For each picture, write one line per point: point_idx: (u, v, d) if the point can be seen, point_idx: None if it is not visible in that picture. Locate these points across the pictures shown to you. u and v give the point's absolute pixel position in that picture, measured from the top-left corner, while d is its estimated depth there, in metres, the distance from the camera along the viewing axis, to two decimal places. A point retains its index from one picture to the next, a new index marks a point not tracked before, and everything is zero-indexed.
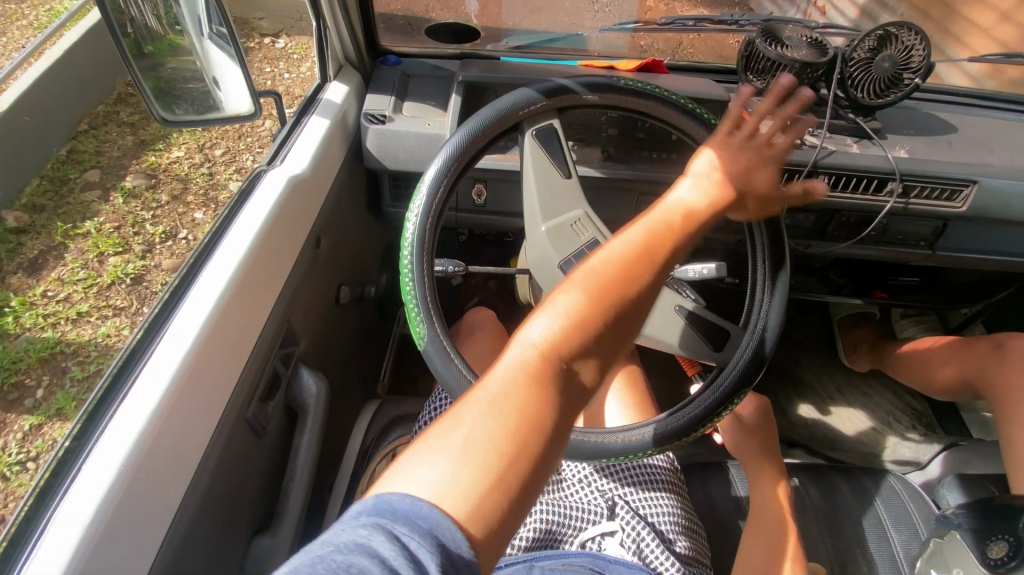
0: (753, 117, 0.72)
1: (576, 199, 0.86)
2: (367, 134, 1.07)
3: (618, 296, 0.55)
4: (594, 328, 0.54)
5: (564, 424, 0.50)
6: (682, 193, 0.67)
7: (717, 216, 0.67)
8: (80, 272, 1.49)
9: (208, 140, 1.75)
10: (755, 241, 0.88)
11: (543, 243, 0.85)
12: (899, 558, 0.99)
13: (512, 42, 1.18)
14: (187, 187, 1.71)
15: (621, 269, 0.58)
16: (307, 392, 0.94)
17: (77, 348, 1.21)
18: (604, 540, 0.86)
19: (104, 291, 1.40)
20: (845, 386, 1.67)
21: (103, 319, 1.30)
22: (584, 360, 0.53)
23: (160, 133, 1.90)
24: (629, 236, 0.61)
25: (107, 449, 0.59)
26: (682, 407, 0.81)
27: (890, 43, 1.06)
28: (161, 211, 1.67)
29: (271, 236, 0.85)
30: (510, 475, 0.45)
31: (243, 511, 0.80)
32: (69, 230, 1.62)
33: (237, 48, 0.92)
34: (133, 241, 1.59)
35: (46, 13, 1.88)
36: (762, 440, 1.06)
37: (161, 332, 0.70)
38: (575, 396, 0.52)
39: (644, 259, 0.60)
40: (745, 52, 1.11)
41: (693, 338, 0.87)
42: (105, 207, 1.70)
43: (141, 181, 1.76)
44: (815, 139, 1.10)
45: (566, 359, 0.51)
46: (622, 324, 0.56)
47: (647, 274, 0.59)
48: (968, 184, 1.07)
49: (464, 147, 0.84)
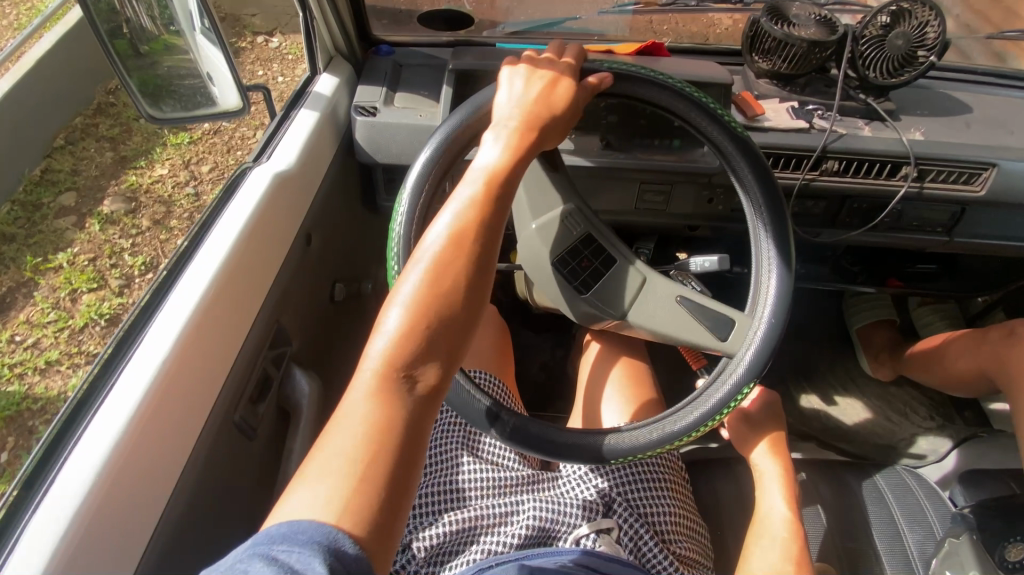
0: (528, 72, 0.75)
1: (561, 193, 0.87)
2: (356, 126, 1.04)
3: (437, 286, 0.61)
4: (435, 306, 0.60)
5: (420, 418, 0.56)
6: (486, 155, 0.71)
7: (526, 160, 0.71)
8: (50, 313, 1.53)
9: (193, 156, 1.80)
10: (758, 250, 0.81)
11: (533, 241, 0.87)
12: (912, 557, 0.94)
13: (507, 28, 1.13)
14: (169, 211, 1.74)
15: (450, 248, 0.64)
16: (300, 393, 0.92)
17: (46, 400, 1.23)
18: (599, 538, 0.81)
19: (77, 334, 1.43)
20: (859, 377, 1.63)
21: (75, 364, 1.33)
22: (422, 354, 0.58)
23: (142, 147, 1.93)
24: (453, 211, 0.66)
25: (84, 457, 0.58)
26: (679, 411, 0.77)
27: (903, 20, 1.01)
28: (143, 239, 1.66)
29: (256, 234, 0.83)
30: (371, 480, 0.50)
31: (234, 515, 0.79)
32: (39, 264, 1.67)
33: (225, 43, 0.88)
34: (109, 275, 1.58)
35: (26, 11, 1.96)
36: (770, 439, 1.01)
37: (141, 335, 0.68)
38: (421, 391, 0.57)
39: (474, 230, 0.65)
40: (750, 33, 1.06)
41: (697, 331, 0.83)
42: (80, 236, 1.74)
43: (119, 206, 1.79)
44: (825, 122, 1.05)
45: (405, 362, 0.57)
46: (465, 291, 0.63)
47: (477, 240, 0.65)
48: (986, 167, 1.02)
49: (446, 144, 0.81)
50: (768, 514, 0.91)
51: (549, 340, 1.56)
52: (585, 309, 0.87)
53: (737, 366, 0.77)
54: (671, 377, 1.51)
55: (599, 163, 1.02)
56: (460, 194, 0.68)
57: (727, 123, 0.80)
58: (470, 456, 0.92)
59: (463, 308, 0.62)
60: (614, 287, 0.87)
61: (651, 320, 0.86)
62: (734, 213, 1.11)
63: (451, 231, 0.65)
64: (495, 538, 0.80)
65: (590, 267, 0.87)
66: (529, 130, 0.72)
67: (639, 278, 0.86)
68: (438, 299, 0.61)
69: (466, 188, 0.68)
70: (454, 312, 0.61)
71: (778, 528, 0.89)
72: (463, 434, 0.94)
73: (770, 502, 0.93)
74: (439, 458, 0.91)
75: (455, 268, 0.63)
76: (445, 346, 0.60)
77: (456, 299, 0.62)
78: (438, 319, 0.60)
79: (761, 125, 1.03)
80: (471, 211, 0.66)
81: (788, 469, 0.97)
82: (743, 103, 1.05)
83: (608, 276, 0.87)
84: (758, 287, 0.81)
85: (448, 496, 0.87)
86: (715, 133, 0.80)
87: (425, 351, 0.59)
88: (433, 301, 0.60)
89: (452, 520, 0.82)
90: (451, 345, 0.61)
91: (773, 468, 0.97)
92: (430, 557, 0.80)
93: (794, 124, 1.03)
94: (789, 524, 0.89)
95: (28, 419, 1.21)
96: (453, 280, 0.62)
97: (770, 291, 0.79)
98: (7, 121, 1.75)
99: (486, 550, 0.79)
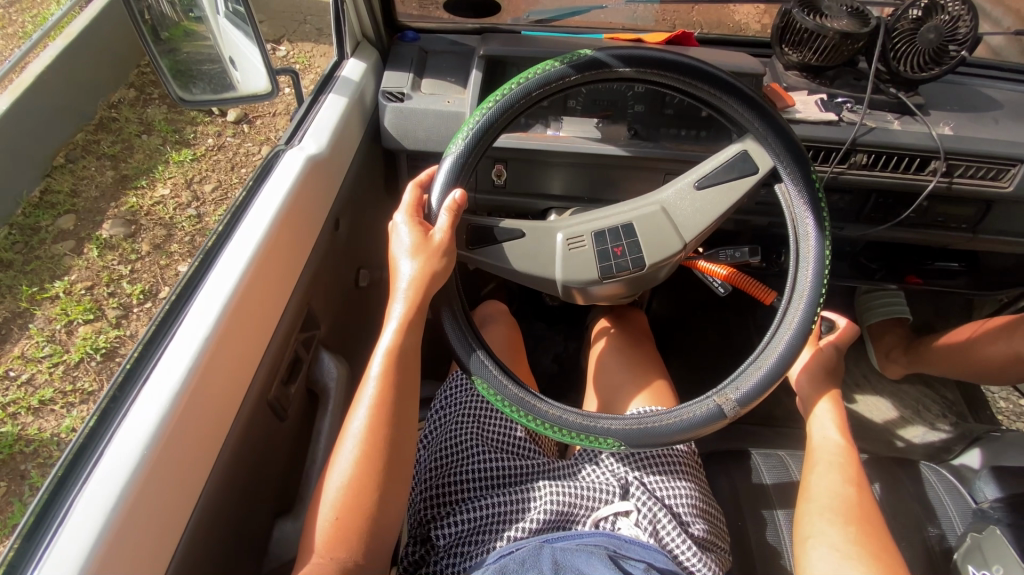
0: (415, 201, 0.81)
1: (545, 234, 0.84)
2: (385, 112, 1.04)
3: (389, 397, 0.77)
4: (362, 498, 0.73)
5: (386, 501, 0.75)
6: (402, 272, 0.76)
7: (435, 277, 0.76)
8: (45, 347, 1.54)
9: (196, 175, 1.96)
10: (800, 245, 0.77)
11: (571, 270, 0.83)
12: (932, 549, 0.95)
13: (534, 16, 1.13)
14: (170, 235, 1.84)
15: (365, 446, 0.75)
16: (328, 375, 0.95)
17: (39, 442, 1.27)
18: (618, 520, 0.83)
19: (71, 370, 1.47)
20: (873, 371, 1.65)
21: (70, 404, 1.37)
22: (381, 450, 0.76)
23: (144, 166, 2.02)
24: (363, 415, 0.76)
25: (129, 429, 0.59)
26: (696, 403, 0.75)
27: (936, 13, 1.00)
28: (143, 264, 1.76)
29: (290, 215, 0.83)
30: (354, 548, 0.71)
31: (266, 495, 0.81)
32: (35, 294, 1.68)
33: (255, 29, 0.86)
34: (106, 304, 1.65)
35: (29, 18, 2.00)
36: (832, 389, 1.00)
37: (184, 313, 0.69)
38: (387, 484, 0.76)
39: (383, 427, 0.76)
40: (781, 23, 1.06)
41: (712, 172, 0.81)
42: (78, 262, 1.78)
43: (119, 230, 1.86)
44: (854, 115, 1.04)
45: (371, 452, 0.75)
46: (390, 478, 0.76)
47: (389, 433, 0.77)
48: (1015, 163, 1.01)
49: (481, 139, 0.79)
50: (821, 443, 0.93)
51: (564, 332, 1.56)
52: (641, 284, 0.85)
53: (731, 390, 0.75)
54: (685, 372, 1.52)
55: (627, 153, 1.02)
56: (365, 393, 0.77)
57: (766, 111, 0.77)
58: (484, 439, 0.91)
59: (387, 490, 0.75)
60: (656, 231, 0.82)
61: (699, 224, 0.82)
62: (758, 205, 1.10)
63: (365, 430, 0.76)
64: (513, 525, 0.81)
65: (624, 255, 0.82)
66: (416, 310, 0.78)
67: (656, 206, 0.83)
68: (366, 492, 0.73)
69: (370, 382, 0.78)
70: (377, 501, 0.74)
71: (830, 454, 0.91)
72: (476, 419, 0.93)
73: (822, 432, 0.95)
74: (453, 444, 0.92)
75: (372, 461, 0.75)
76: (380, 530, 0.74)
77: (378, 484, 0.75)
78: (366, 507, 0.73)
79: (793, 116, 1.03)
80: (377, 409, 0.77)
81: (844, 413, 0.98)
82: (774, 94, 1.04)
83: (643, 234, 0.82)
84: (774, 333, 0.77)
85: (467, 482, 0.88)
86: (754, 122, 0.78)
87: (360, 544, 0.71)
88: (359, 499, 0.73)
89: (472, 510, 0.83)
90: (386, 528, 0.75)
91: (828, 410, 0.97)
92: (451, 546, 0.82)
93: (823, 116, 1.03)
94: (843, 450, 0.91)
95: (19, 462, 1.23)
96: (375, 471, 0.75)
97: (806, 289, 0.76)
98: (12, 137, 1.79)
99: (504, 538, 0.80)
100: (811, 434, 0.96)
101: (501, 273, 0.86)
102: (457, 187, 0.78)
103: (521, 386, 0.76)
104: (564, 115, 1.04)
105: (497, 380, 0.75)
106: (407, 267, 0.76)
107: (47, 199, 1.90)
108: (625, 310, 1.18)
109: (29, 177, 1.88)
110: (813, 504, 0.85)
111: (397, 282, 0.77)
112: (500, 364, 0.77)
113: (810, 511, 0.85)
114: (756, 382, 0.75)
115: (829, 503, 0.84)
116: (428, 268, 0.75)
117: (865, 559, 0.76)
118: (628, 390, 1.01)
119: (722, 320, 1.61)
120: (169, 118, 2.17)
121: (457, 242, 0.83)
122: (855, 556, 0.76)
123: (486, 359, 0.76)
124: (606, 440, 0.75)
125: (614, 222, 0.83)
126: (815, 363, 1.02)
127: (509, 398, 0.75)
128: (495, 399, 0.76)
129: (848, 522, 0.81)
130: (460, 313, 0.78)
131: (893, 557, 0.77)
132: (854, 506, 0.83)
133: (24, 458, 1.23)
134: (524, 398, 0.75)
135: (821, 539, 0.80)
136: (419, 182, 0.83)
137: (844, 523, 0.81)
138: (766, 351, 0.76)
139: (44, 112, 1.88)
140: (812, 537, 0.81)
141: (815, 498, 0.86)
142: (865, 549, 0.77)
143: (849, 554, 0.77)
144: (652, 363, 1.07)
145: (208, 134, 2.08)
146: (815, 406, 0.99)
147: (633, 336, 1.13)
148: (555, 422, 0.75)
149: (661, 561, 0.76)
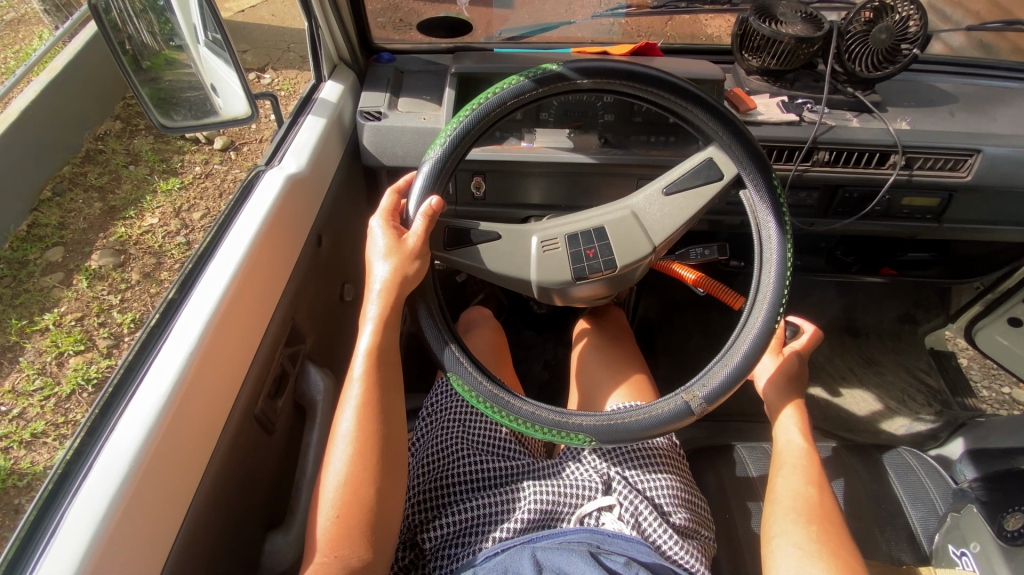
0: (389, 206, 0.84)
1: (520, 237, 0.86)
2: (363, 131, 1.08)
3: (376, 400, 0.79)
4: (360, 494, 0.74)
5: (381, 500, 0.76)
6: (378, 273, 0.79)
7: (407, 276, 0.78)
8: (37, 380, 1.54)
9: (184, 204, 1.98)
10: (764, 252, 0.80)
11: (547, 272, 0.86)
12: (917, 533, 0.97)
13: (504, 33, 1.17)
14: (159, 263, 1.86)
15: (358, 444, 0.77)
16: (315, 388, 0.96)
17: (31, 476, 1.20)
18: (602, 515, 0.84)
19: (63, 402, 1.47)
20: (857, 363, 1.68)
21: (62, 435, 1.35)
22: (370, 452, 0.77)
23: (132, 197, 2.05)
24: (351, 415, 0.78)
25: (115, 445, 0.60)
26: (659, 404, 0.78)
27: (886, 15, 1.04)
28: (132, 293, 1.76)
29: (271, 230, 0.86)
30: (357, 548, 0.71)
31: (253, 509, 0.82)
32: (27, 328, 1.69)
33: (231, 54, 0.89)
34: (97, 334, 1.65)
35: (13, 56, 2.03)
36: (796, 396, 1.00)
37: (169, 329, 0.72)
38: (381, 483, 0.77)
39: (372, 421, 0.78)
40: (740, 31, 1.11)
41: (678, 177, 0.84)
42: (68, 294, 1.80)
43: (108, 260, 1.87)
44: (814, 115, 1.10)
45: (359, 453, 0.76)
46: (382, 475, 0.77)
47: (377, 430, 0.78)
48: (971, 154, 1.06)
49: (451, 151, 0.81)
50: (785, 446, 0.95)
51: (552, 339, 1.59)
52: (617, 284, 0.87)
53: (698, 387, 0.78)
54: (672, 374, 1.55)
55: (597, 161, 1.05)
56: (351, 395, 0.79)
57: (720, 111, 0.81)
58: (470, 442, 0.93)
59: (384, 483, 0.77)
60: (626, 233, 0.85)
61: (668, 226, 0.85)
62: (729, 205, 1.15)
63: (356, 429, 0.77)
64: (499, 525, 0.83)
65: (596, 258, 0.85)
66: (391, 309, 0.80)
67: (627, 210, 0.86)
68: (364, 487, 0.75)
69: (355, 383, 0.80)
70: (375, 494, 0.76)
71: (794, 457, 0.92)
72: (461, 423, 0.95)
73: (786, 436, 0.96)
74: (441, 449, 0.94)
75: (365, 456, 0.76)
76: (382, 525, 0.75)
77: (374, 482, 0.76)
78: (365, 503, 0.74)
79: (754, 118, 1.08)
80: (365, 408, 0.78)
81: (807, 418, 0.99)
82: (736, 99, 1.09)
83: (613, 237, 0.85)
84: (738, 334, 0.79)
85: (457, 486, 0.90)
86: (710, 124, 0.81)
87: (365, 537, 0.73)
88: (357, 492, 0.74)
89: (459, 512, 0.85)
90: (388, 528, 0.76)
91: (792, 417, 0.98)
92: (438, 549, 0.84)
93: (785, 117, 1.08)
94: (805, 453, 0.93)
95: (14, 497, 1.13)
96: (370, 464, 0.76)
97: (768, 295, 0.79)
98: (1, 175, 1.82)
99: (490, 539, 0.81)
100: (775, 439, 0.97)
101: (477, 274, 0.88)
102: (434, 194, 0.81)
103: (495, 383, 0.78)
104: (537, 126, 1.08)
105: (471, 377, 0.77)
106: (382, 269, 0.78)
107: (36, 234, 1.93)
108: (607, 313, 1.20)
109: (17, 213, 1.90)
110: (778, 506, 0.87)
111: (371, 283, 0.80)
112: (473, 361, 0.79)
113: (775, 514, 0.86)
114: (721, 380, 0.77)
115: (792, 504, 0.85)
116: (401, 270, 0.78)
117: (826, 558, 0.77)
118: (608, 387, 1.03)
119: (706, 321, 1.64)
120: (155, 148, 2.19)
121: (434, 243, 0.85)
122: (817, 554, 0.78)
123: (459, 353, 0.79)
124: (578, 435, 0.77)
125: (586, 226, 0.86)
126: (778, 373, 1.02)
127: (483, 395, 0.77)
128: (470, 396, 0.78)
129: (810, 521, 0.82)
130: (435, 309, 0.81)
131: (851, 553, 0.79)
132: (816, 506, 0.85)
133: (17, 491, 1.14)
134: (498, 395, 0.77)
135: (784, 539, 0.81)
136: (396, 188, 0.86)
137: (805, 524, 0.82)
138: (733, 346, 0.79)
139: (32, 148, 1.91)
140: (776, 537, 0.82)
141: (779, 500, 0.87)
142: (825, 547, 0.79)
143: (811, 553, 0.78)
144: (632, 362, 1.09)
145: (194, 162, 2.11)
146: (781, 411, 1.00)
147: (611, 335, 1.15)
148: (528, 418, 0.77)
149: (643, 553, 0.77)
